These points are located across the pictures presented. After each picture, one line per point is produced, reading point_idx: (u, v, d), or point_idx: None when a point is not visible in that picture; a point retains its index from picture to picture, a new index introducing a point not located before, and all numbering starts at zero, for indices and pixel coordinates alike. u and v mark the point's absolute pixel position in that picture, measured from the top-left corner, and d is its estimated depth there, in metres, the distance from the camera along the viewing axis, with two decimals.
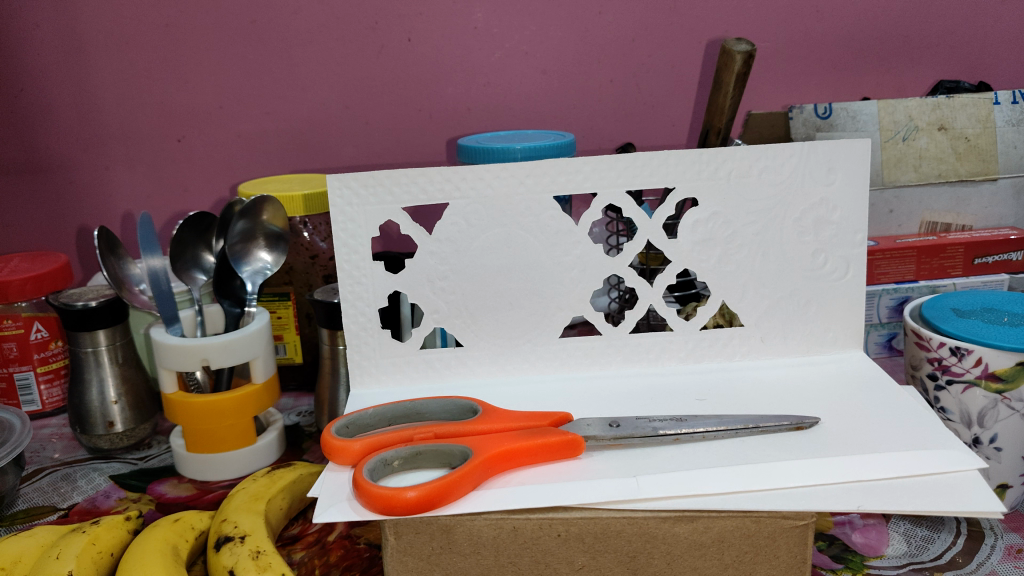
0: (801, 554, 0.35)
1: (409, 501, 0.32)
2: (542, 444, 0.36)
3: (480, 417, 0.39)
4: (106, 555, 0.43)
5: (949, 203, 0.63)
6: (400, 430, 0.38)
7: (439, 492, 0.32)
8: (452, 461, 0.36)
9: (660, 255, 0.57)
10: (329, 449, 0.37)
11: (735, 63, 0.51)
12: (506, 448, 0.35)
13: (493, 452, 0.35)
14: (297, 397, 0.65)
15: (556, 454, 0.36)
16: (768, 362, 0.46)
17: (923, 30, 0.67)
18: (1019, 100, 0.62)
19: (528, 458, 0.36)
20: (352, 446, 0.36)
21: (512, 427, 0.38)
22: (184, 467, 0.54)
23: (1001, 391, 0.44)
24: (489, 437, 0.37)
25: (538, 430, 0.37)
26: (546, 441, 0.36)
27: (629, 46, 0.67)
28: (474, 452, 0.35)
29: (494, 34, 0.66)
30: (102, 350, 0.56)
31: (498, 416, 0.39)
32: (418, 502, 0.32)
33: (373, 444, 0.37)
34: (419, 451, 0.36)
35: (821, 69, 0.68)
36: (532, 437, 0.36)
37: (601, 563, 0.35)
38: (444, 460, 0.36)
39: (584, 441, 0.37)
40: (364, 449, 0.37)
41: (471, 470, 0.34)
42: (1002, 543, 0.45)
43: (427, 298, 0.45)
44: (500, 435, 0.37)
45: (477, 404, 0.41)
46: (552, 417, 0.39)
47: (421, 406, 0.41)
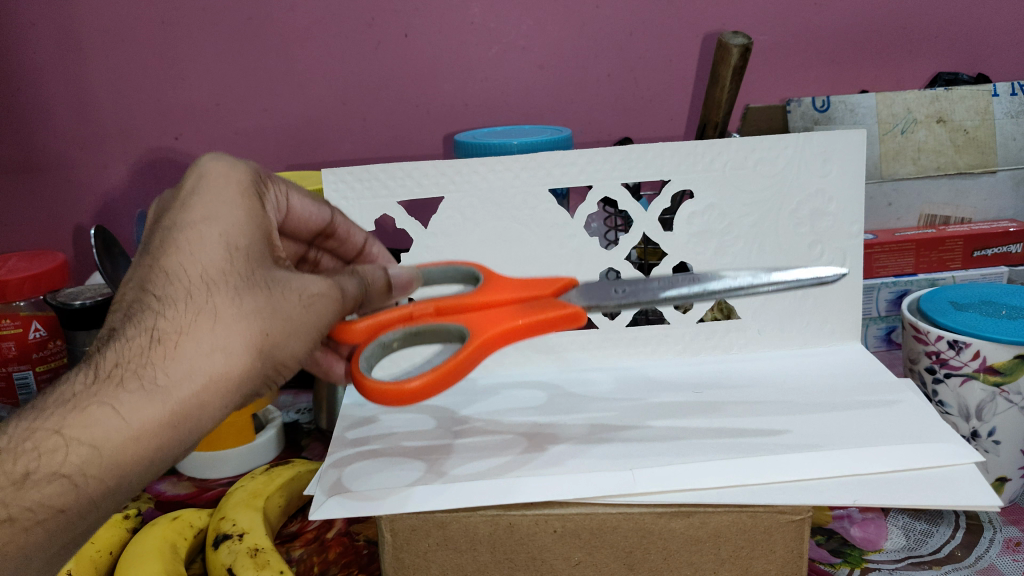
0: (798, 549, 0.34)
1: (417, 389, 0.31)
2: (544, 318, 0.35)
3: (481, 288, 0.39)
4: (106, 554, 0.44)
5: (949, 196, 0.63)
6: (400, 308, 0.38)
7: (446, 374, 0.32)
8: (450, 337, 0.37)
9: (658, 250, 0.56)
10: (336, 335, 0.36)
11: (732, 57, 0.51)
12: (504, 328, 0.35)
13: (493, 331, 0.35)
14: (296, 394, 0.66)
15: (560, 326, 0.36)
16: (767, 355, 0.46)
17: (921, 22, 0.67)
18: (1018, 92, 0.62)
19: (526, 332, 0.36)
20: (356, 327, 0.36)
21: (512, 299, 0.38)
22: (185, 465, 0.55)
23: (999, 384, 0.44)
24: (490, 312, 0.37)
25: (539, 303, 0.37)
26: (545, 315, 0.35)
27: (627, 40, 0.67)
28: (474, 333, 0.35)
29: (491, 28, 0.66)
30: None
31: (498, 286, 0.39)
32: (424, 388, 0.32)
33: (377, 324, 0.37)
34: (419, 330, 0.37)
35: (818, 62, 0.68)
36: (532, 312, 0.36)
37: (597, 559, 0.34)
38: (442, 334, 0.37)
39: (586, 314, 0.36)
40: (369, 330, 0.37)
41: (471, 352, 0.34)
42: (1001, 536, 0.45)
43: (423, 293, 0.45)
44: (498, 312, 0.37)
45: (478, 274, 0.41)
46: (559, 285, 0.39)
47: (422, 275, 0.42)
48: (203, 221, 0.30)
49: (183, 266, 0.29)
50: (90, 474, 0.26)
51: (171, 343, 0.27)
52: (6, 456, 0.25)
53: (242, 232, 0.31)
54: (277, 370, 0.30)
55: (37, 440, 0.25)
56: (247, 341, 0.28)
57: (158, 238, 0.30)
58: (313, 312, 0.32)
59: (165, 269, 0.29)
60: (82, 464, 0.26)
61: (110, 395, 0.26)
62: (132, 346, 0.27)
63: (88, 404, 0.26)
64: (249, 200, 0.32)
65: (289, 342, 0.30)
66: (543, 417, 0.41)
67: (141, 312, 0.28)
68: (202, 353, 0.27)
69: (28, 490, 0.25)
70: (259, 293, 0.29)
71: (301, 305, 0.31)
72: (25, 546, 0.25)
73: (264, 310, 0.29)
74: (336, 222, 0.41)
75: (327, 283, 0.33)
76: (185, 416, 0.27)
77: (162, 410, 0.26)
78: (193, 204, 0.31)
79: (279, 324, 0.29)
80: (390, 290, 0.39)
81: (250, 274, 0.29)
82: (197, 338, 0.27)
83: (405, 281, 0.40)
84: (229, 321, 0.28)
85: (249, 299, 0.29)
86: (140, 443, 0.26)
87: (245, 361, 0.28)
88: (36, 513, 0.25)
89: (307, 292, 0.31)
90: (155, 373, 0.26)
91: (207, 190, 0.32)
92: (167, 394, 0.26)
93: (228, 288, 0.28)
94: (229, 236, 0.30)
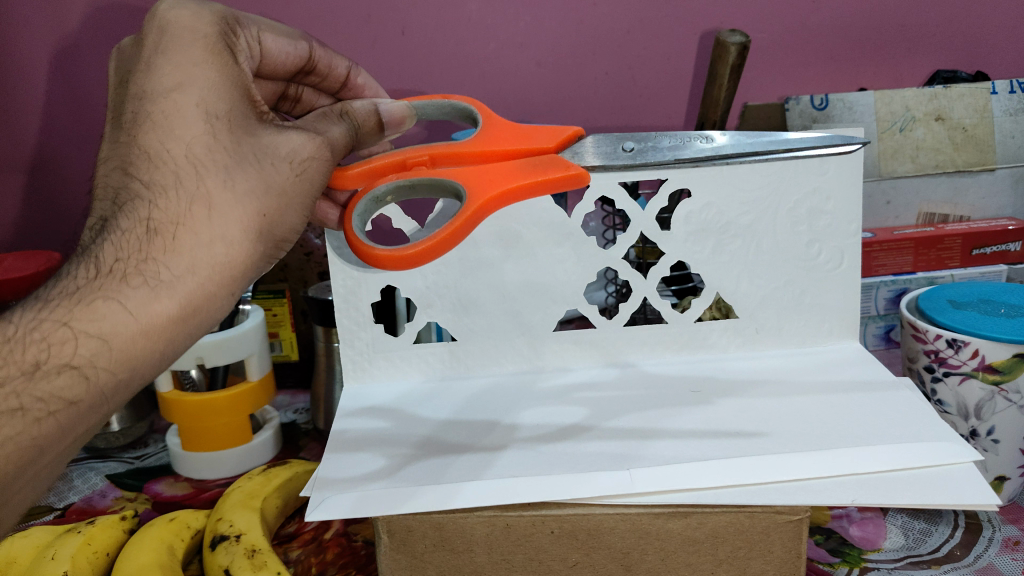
0: (796, 549, 0.34)
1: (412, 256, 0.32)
2: (542, 180, 0.35)
3: (476, 138, 0.38)
4: (102, 555, 0.44)
5: (947, 194, 0.63)
6: (394, 156, 0.38)
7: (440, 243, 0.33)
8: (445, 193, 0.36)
9: (655, 249, 0.56)
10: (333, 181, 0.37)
11: (728, 55, 0.51)
12: (501, 191, 0.35)
13: (489, 195, 0.34)
14: (294, 393, 0.66)
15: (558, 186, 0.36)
16: (766, 354, 0.46)
17: (923, 18, 0.66)
18: (1016, 90, 0.61)
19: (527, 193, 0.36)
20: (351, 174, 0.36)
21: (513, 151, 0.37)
22: (182, 466, 0.55)
23: (998, 382, 0.44)
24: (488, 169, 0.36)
25: (543, 159, 0.37)
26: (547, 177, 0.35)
27: (624, 38, 0.65)
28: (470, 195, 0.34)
29: (488, 25, 0.64)
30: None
31: (498, 135, 0.38)
32: (420, 256, 0.32)
33: (375, 170, 0.37)
34: (413, 185, 0.36)
35: (817, 61, 0.66)
36: (533, 173, 0.36)
37: (594, 560, 0.34)
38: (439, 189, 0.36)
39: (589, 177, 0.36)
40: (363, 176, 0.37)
41: (470, 216, 0.33)
42: (1000, 535, 0.45)
43: (420, 292, 0.44)
44: (497, 168, 0.36)
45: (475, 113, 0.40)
46: (562, 136, 0.39)
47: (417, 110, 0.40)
48: (174, 93, 0.28)
49: (166, 147, 0.27)
50: (102, 365, 0.25)
51: (170, 235, 0.26)
52: (12, 347, 0.24)
53: (220, 100, 0.28)
54: (276, 249, 0.30)
55: (44, 332, 0.24)
56: (246, 227, 0.28)
57: (130, 111, 0.28)
58: (305, 182, 0.31)
59: (147, 153, 0.27)
60: (92, 356, 0.25)
61: (116, 290, 0.25)
62: (130, 238, 0.26)
63: (94, 298, 0.25)
64: (222, 57, 0.29)
65: (284, 219, 0.30)
66: (541, 416, 0.41)
67: (131, 203, 0.26)
68: (205, 243, 0.27)
69: (37, 381, 0.24)
70: (249, 171, 0.28)
71: (292, 175, 0.30)
72: (40, 437, 0.24)
73: (257, 191, 0.29)
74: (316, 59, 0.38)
75: (318, 141, 0.32)
76: (193, 307, 0.27)
77: (171, 305, 0.26)
78: (160, 66, 0.28)
79: (273, 205, 0.29)
80: (383, 129, 0.36)
81: (236, 148, 0.28)
82: (197, 229, 0.27)
83: (395, 117, 0.37)
84: (226, 207, 0.27)
85: (240, 180, 0.28)
86: (149, 337, 0.26)
87: (245, 248, 0.28)
88: (49, 404, 0.24)
89: (297, 158, 0.30)
90: (158, 267, 0.26)
91: (173, 48, 0.28)
92: (177, 288, 0.26)
93: (217, 169, 0.27)
94: (207, 104, 0.28)
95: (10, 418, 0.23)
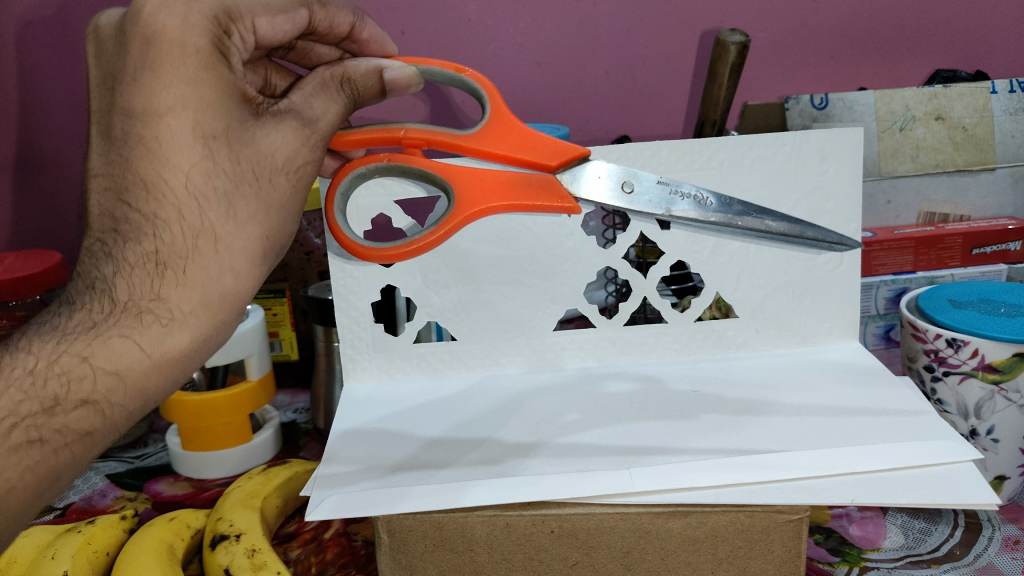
0: (796, 549, 0.34)
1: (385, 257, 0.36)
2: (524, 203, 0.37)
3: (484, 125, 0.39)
4: (103, 554, 0.44)
5: (948, 194, 0.63)
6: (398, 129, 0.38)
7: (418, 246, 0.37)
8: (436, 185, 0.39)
9: (655, 248, 0.55)
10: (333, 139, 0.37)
11: (728, 54, 0.51)
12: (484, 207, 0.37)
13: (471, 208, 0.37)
14: (294, 393, 0.66)
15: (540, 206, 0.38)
16: (766, 354, 0.46)
17: (922, 18, 0.65)
18: (1017, 89, 0.61)
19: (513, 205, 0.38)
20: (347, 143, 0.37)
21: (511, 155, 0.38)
22: (183, 465, 0.55)
23: (998, 382, 0.44)
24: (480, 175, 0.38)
25: (534, 177, 0.38)
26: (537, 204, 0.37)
27: (625, 38, 0.65)
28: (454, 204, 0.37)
29: (487, 26, 0.64)
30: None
31: (503, 128, 0.39)
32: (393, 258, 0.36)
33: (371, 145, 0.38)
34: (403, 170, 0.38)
35: (818, 59, 0.66)
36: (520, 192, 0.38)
37: (595, 559, 0.34)
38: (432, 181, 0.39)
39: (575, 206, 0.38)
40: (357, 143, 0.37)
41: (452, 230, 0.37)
42: (1000, 535, 0.45)
43: (420, 292, 0.44)
44: (491, 175, 0.38)
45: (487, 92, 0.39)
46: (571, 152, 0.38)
47: (427, 75, 0.38)
48: (172, 118, 0.27)
49: (168, 179, 0.27)
50: (117, 399, 0.27)
51: (180, 271, 0.28)
52: (29, 383, 0.25)
53: (219, 120, 0.28)
54: (274, 261, 0.32)
55: (64, 368, 0.26)
56: (250, 254, 0.30)
57: (126, 133, 0.27)
58: (298, 192, 0.32)
59: (146, 184, 0.27)
60: (108, 391, 0.27)
61: (130, 327, 0.27)
62: (139, 275, 0.27)
63: (110, 335, 0.26)
64: (215, 68, 0.28)
65: (283, 234, 0.32)
66: (542, 416, 0.41)
67: (137, 237, 0.27)
68: (213, 277, 0.28)
69: (55, 415, 0.26)
70: (251, 197, 0.30)
71: (288, 188, 0.31)
72: (62, 464, 0.26)
73: (259, 217, 0.30)
74: (316, 21, 0.35)
75: (310, 148, 0.32)
76: (204, 335, 0.29)
77: (184, 338, 0.28)
78: (151, 84, 0.27)
79: (274, 226, 0.31)
80: (384, 94, 0.36)
81: (236, 172, 0.29)
82: (205, 262, 0.28)
83: (401, 84, 0.36)
84: (231, 237, 0.29)
85: (242, 207, 0.29)
86: (163, 368, 0.28)
87: (251, 274, 0.30)
88: (66, 435, 0.26)
89: (291, 169, 0.31)
90: (169, 302, 0.27)
91: (163, 61, 0.27)
92: (190, 323, 0.28)
93: (221, 200, 0.28)
94: (205, 128, 0.28)
95: (29, 449, 0.25)
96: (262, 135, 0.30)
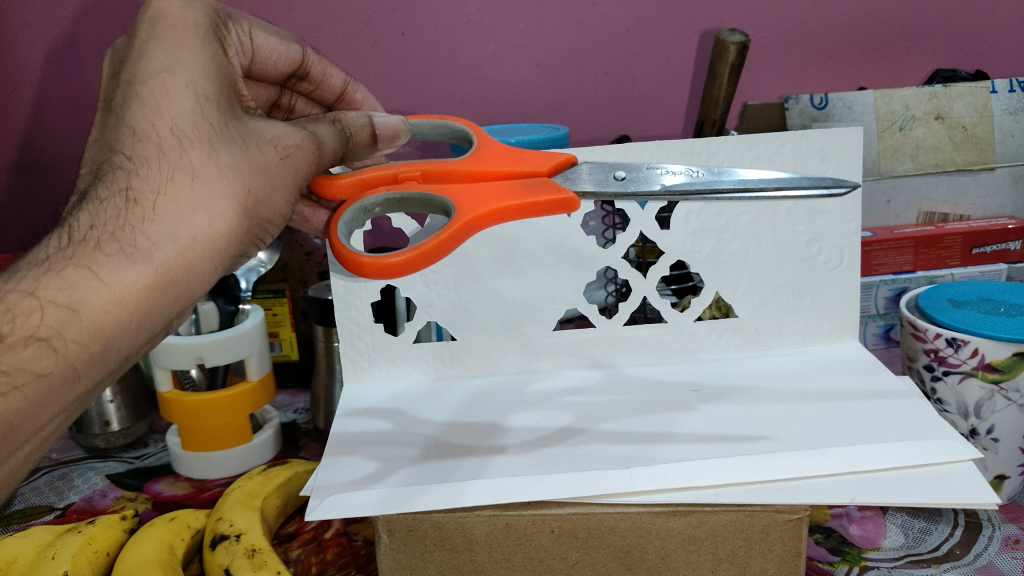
0: (796, 548, 0.34)
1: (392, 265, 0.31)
2: (534, 202, 0.34)
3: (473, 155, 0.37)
4: (103, 554, 0.44)
5: (947, 193, 0.63)
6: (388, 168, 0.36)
7: (423, 257, 0.32)
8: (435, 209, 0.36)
9: (655, 248, 0.55)
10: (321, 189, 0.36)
11: (728, 54, 0.51)
12: (492, 207, 0.34)
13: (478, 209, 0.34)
14: (294, 393, 0.66)
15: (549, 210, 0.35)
16: (766, 353, 0.46)
17: (921, 17, 0.65)
18: (1016, 89, 0.61)
19: (519, 211, 0.35)
20: (339, 183, 0.35)
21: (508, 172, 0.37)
22: (183, 465, 0.55)
23: (998, 381, 0.44)
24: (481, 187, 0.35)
25: (536, 181, 0.36)
26: (542, 199, 0.34)
27: (624, 38, 0.65)
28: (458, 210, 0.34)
29: (487, 26, 0.64)
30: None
31: (492, 152, 0.38)
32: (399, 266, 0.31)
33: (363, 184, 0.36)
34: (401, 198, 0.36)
35: (818, 59, 0.66)
36: (526, 193, 0.35)
37: (595, 559, 0.34)
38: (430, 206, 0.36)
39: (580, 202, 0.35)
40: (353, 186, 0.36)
41: (460, 230, 0.33)
42: (1000, 534, 0.45)
43: (420, 292, 0.44)
44: (491, 185, 0.35)
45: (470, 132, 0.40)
46: (559, 158, 0.37)
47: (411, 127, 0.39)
48: (164, 71, 0.27)
49: (150, 124, 0.26)
50: (70, 337, 0.25)
51: (149, 206, 0.26)
52: None
53: (211, 79, 0.28)
54: (260, 228, 0.30)
55: (12, 301, 0.24)
56: (227, 203, 0.27)
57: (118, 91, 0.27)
58: (290, 166, 0.30)
59: (131, 128, 0.26)
60: (60, 326, 0.24)
61: (87, 259, 0.25)
62: (107, 209, 0.25)
63: (65, 266, 0.25)
64: (210, 39, 0.29)
65: (270, 200, 0.29)
66: (542, 415, 0.41)
67: (112, 175, 0.26)
68: (183, 217, 0.26)
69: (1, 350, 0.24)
70: (235, 147, 0.28)
71: (278, 158, 0.29)
72: (8, 407, 0.24)
73: (242, 166, 0.28)
74: (310, 66, 0.39)
75: (304, 132, 0.31)
76: (167, 281, 0.26)
77: (144, 277, 0.26)
78: (151, 53, 0.27)
79: (259, 180, 0.28)
80: (375, 143, 0.36)
81: (222, 126, 0.27)
82: (177, 202, 0.26)
83: (390, 130, 0.36)
84: (209, 182, 0.27)
85: (224, 154, 0.27)
86: (121, 309, 0.25)
87: (226, 224, 0.27)
88: (12, 375, 0.24)
89: (283, 143, 0.30)
90: (135, 236, 0.25)
91: (161, 29, 0.28)
92: (152, 263, 0.26)
93: (202, 143, 0.27)
94: (196, 85, 0.27)
95: None
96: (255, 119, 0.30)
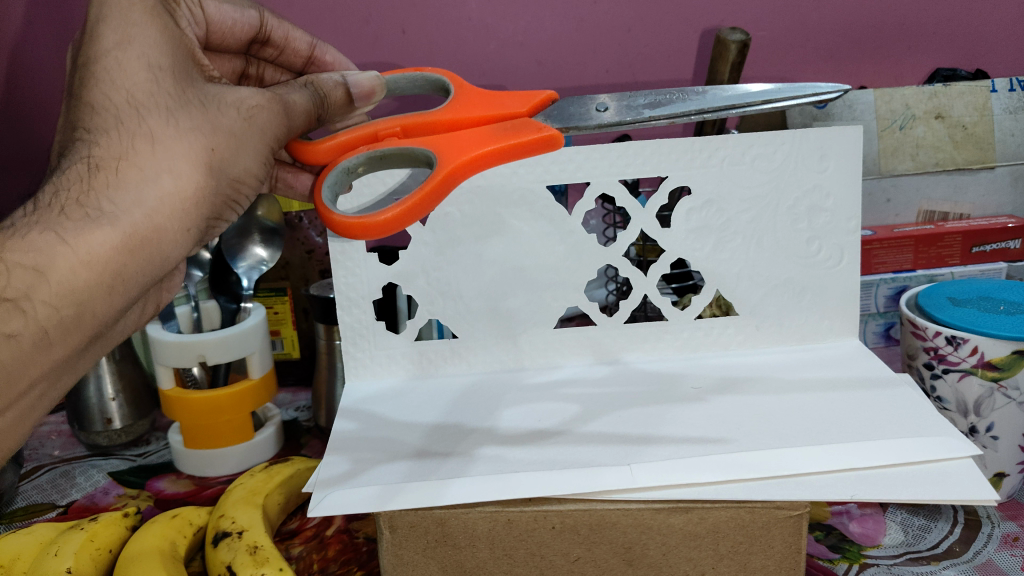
0: (796, 544, 0.34)
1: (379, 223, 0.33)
2: (515, 144, 0.36)
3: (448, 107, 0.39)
4: (106, 551, 0.44)
5: (947, 192, 0.63)
6: (364, 128, 0.38)
7: (410, 210, 0.33)
8: (417, 162, 0.37)
9: (656, 246, 0.56)
10: (303, 156, 0.37)
11: (729, 52, 0.51)
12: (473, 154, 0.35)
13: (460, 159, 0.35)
14: (295, 391, 0.66)
15: (534, 151, 0.36)
16: (767, 352, 0.46)
17: (921, 16, 0.66)
18: (1016, 89, 0.62)
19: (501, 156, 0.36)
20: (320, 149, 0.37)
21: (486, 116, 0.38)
22: (184, 463, 0.55)
23: (997, 380, 0.44)
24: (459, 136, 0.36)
25: (514, 124, 0.37)
26: (520, 141, 0.36)
27: (625, 37, 0.65)
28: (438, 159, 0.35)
29: (487, 25, 0.64)
30: (104, 362, 0.58)
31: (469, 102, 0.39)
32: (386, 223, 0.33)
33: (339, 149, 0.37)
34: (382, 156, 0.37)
35: (818, 58, 0.66)
36: (505, 138, 0.36)
37: (596, 554, 0.34)
38: (409, 159, 0.37)
39: (563, 140, 0.37)
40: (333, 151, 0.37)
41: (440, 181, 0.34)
42: (1000, 531, 0.45)
43: (421, 289, 0.45)
44: (467, 133, 0.37)
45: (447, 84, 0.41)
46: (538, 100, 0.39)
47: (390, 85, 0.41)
48: (116, 47, 0.28)
49: (105, 96, 0.27)
50: (42, 300, 0.25)
51: (114, 171, 0.27)
52: None
53: (163, 54, 0.29)
54: (230, 187, 0.31)
55: None
56: (191, 161, 0.28)
57: (75, 71, 0.28)
58: (254, 126, 0.31)
59: (88, 102, 0.27)
60: (29, 288, 0.25)
61: (54, 223, 0.25)
62: (72, 177, 0.26)
63: (31, 231, 0.25)
64: (158, 15, 0.29)
65: (238, 161, 0.31)
66: (543, 412, 0.41)
67: (74, 147, 0.27)
68: (147, 178, 0.27)
69: None
70: (194, 111, 0.29)
71: (242, 119, 0.31)
72: None
73: (203, 128, 0.29)
74: (269, 27, 0.41)
75: (267, 94, 0.32)
76: (135, 238, 0.27)
77: (113, 234, 0.26)
78: (98, 29, 0.28)
79: (222, 141, 0.30)
80: (350, 101, 0.36)
81: (178, 94, 0.29)
82: (141, 163, 0.27)
83: (364, 88, 0.37)
84: (171, 144, 0.28)
85: (183, 118, 0.29)
86: (92, 268, 0.26)
87: (193, 181, 0.29)
88: None
89: (244, 104, 0.31)
90: (100, 201, 0.26)
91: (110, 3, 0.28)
92: (119, 222, 0.27)
93: (159, 109, 0.28)
94: (148, 56, 0.28)
95: None
96: (218, 87, 0.31)
